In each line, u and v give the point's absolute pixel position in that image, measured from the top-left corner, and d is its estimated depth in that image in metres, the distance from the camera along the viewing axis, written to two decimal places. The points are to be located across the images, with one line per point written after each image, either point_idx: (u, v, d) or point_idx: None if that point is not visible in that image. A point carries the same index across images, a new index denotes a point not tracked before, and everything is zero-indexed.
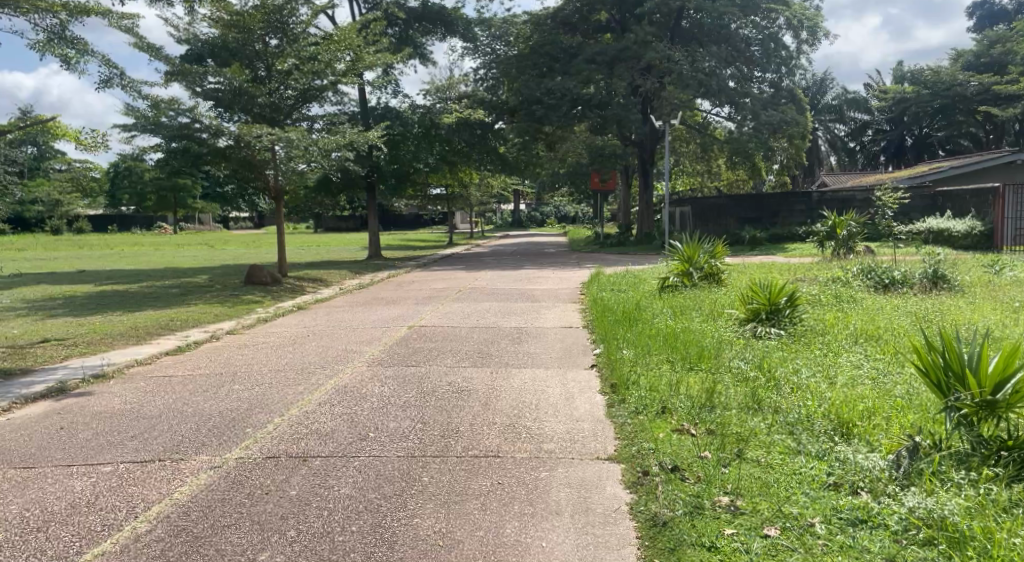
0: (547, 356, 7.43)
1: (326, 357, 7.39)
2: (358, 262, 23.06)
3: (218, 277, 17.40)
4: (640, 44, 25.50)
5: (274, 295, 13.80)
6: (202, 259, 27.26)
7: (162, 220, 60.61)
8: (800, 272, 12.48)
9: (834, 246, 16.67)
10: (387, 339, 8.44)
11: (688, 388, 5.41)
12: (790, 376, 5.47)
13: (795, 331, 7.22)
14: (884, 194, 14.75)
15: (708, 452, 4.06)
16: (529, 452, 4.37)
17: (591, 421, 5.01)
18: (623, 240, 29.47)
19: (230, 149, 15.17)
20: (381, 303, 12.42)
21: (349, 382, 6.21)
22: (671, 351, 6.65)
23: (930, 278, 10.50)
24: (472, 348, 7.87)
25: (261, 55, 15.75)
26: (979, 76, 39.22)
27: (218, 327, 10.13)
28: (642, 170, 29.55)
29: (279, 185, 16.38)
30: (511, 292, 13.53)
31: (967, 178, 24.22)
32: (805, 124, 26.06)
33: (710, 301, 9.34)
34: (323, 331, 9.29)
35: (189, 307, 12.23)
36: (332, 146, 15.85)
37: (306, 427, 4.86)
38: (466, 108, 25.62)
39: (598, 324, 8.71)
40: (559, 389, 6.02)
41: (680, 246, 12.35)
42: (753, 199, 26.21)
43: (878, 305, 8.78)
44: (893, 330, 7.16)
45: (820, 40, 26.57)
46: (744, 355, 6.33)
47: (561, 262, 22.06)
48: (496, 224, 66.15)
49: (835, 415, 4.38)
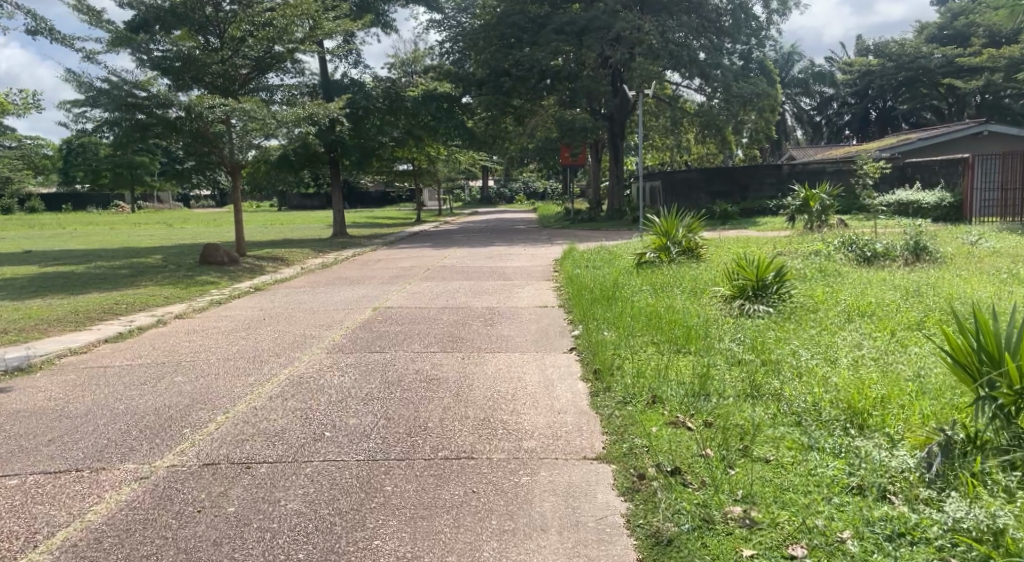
0: (522, 340, 6.89)
1: (281, 344, 6.75)
2: (322, 240, 22.23)
3: (173, 257, 16.48)
4: (609, 13, 24.78)
5: (230, 276, 13.00)
6: (157, 238, 26.14)
7: (121, 199, 58.71)
8: (781, 245, 12.10)
9: (809, 219, 16.38)
10: (350, 322, 7.83)
11: (679, 374, 4.95)
12: (789, 358, 5.04)
13: (784, 308, 6.81)
14: (863, 165, 14.46)
15: (709, 450, 3.60)
16: (506, 452, 3.86)
17: (574, 413, 4.52)
18: (594, 216, 28.99)
19: (181, 120, 14.19)
20: (344, 283, 11.76)
21: (305, 371, 5.62)
22: (656, 333, 6.19)
23: (913, 251, 10.17)
24: (441, 331, 7.32)
25: (212, 21, 14.86)
26: (943, 48, 39.47)
27: (167, 310, 9.42)
28: (611, 143, 29.03)
29: (235, 160, 15.46)
30: (482, 270, 12.95)
31: (934, 151, 24.17)
32: (775, 96, 25.75)
33: (691, 277, 8.90)
34: (280, 315, 8.62)
35: (134, 289, 11.39)
36: (292, 119, 15.01)
37: (252, 427, 4.27)
38: (432, 80, 24.74)
39: (575, 304, 8.21)
40: (537, 376, 5.51)
41: (657, 220, 11.92)
42: (723, 172, 25.89)
43: (864, 280, 8.42)
44: (884, 306, 6.82)
45: (790, 10, 26.10)
46: (734, 334, 5.91)
47: (532, 238, 21.50)
48: (464, 201, 65.21)
49: (846, 403, 3.94)
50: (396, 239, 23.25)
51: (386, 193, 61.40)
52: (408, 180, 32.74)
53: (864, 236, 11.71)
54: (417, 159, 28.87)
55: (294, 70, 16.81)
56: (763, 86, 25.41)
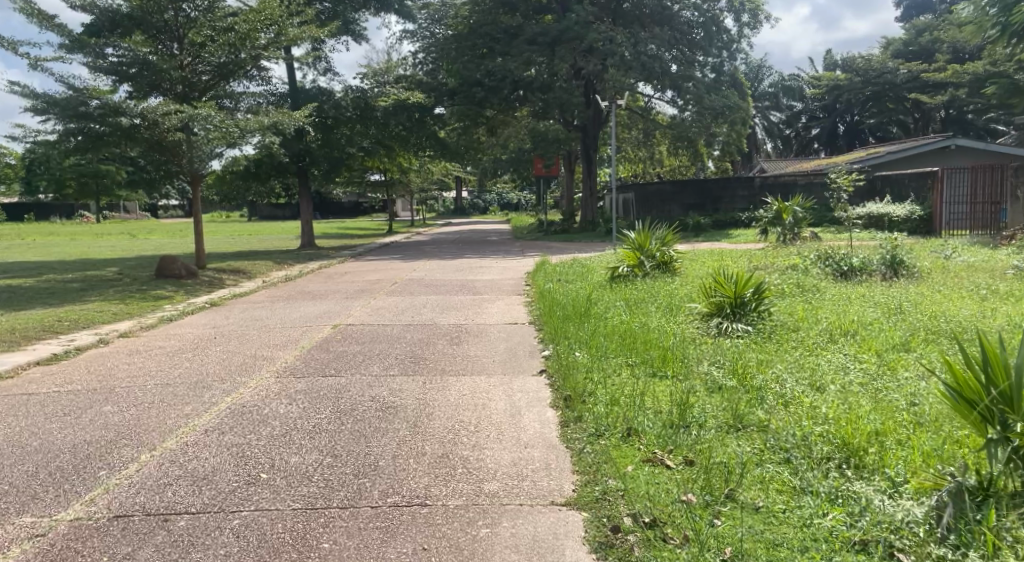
0: (489, 361, 6.45)
1: (228, 368, 6.24)
2: (288, 252, 21.64)
3: (129, 270, 15.82)
4: (582, 24, 24.62)
5: (186, 290, 12.42)
6: (117, 249, 25.30)
7: (84, 209, 57.47)
8: (757, 259, 11.86)
9: (781, 232, 16.23)
10: (306, 342, 7.34)
11: (656, 402, 4.56)
12: (772, 384, 4.68)
13: (763, 327, 6.48)
14: (836, 177, 14.31)
15: (691, 494, 3.20)
16: (464, 498, 3.42)
17: (542, 448, 4.10)
18: (567, 227, 28.71)
19: (135, 128, 13.65)
20: (305, 298, 11.27)
21: (250, 400, 5.13)
22: (629, 355, 5.81)
23: (890, 265, 9.98)
24: (403, 351, 6.86)
25: (170, 26, 14.21)
26: (908, 63, 40.06)
27: (112, 327, 8.83)
28: (584, 155, 28.84)
29: (195, 169, 14.90)
30: (451, 284, 12.52)
31: (903, 164, 24.32)
32: (747, 109, 25.72)
33: (666, 293, 8.55)
34: (233, 334, 8.09)
35: (81, 305, 10.78)
36: (255, 127, 14.43)
37: (179, 469, 3.79)
38: (404, 90, 24.32)
39: (546, 321, 7.82)
40: (503, 404, 5.08)
41: (630, 233, 11.63)
42: (696, 185, 25.78)
43: (844, 295, 8.14)
44: (866, 324, 6.55)
45: (761, 23, 26.13)
46: (714, 357, 5.55)
47: (503, 250, 21.11)
48: (437, 212, 64.81)
49: (839, 439, 3.58)
50: (365, 251, 22.72)
51: (358, 204, 60.73)
52: (380, 190, 32.24)
53: (839, 249, 11.52)
54: (388, 170, 28.38)
55: (258, 76, 16.22)
56: (735, 98, 25.41)
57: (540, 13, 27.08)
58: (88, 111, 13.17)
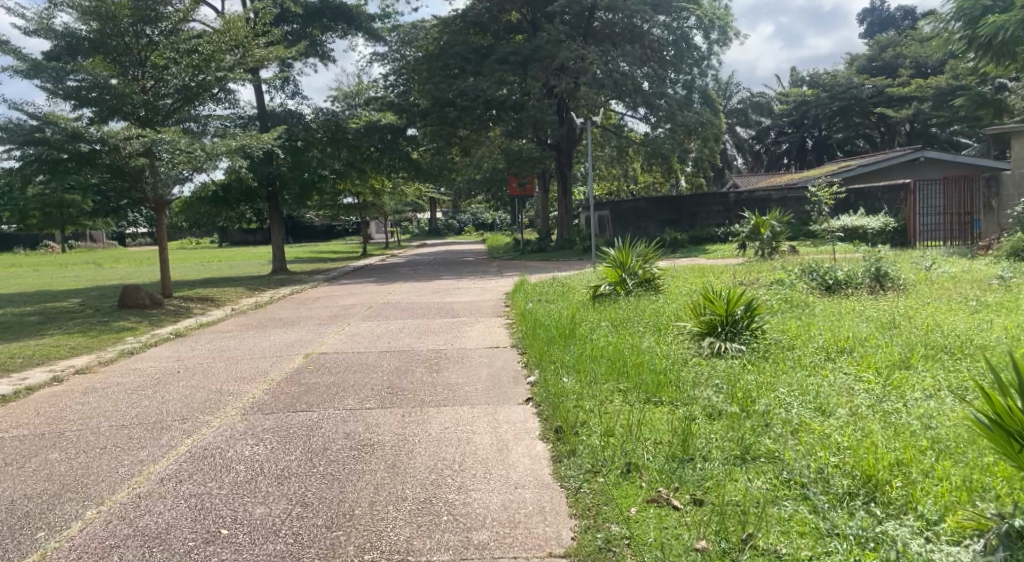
0: (471, 390, 6.06)
1: (190, 406, 5.78)
2: (260, 278, 21.11)
3: (91, 301, 15.21)
4: (553, 43, 24.51)
5: (150, 320, 11.89)
6: (81, 279, 24.50)
7: (50, 238, 56.11)
8: (740, 274, 11.65)
9: (760, 246, 16.15)
10: (275, 374, 6.89)
11: (655, 432, 4.24)
12: (778, 407, 4.38)
13: (758, 346, 6.21)
14: (817, 190, 14.22)
15: (705, 541, 2.88)
16: (451, 552, 3.05)
17: (533, 488, 3.76)
18: (544, 246, 28.48)
19: (95, 153, 13.17)
20: (277, 326, 10.82)
21: (212, 442, 4.71)
22: (620, 381, 5.50)
23: (875, 277, 9.81)
24: (380, 382, 6.45)
25: (132, 49, 13.74)
26: (873, 79, 40.70)
27: (67, 364, 8.30)
28: (559, 173, 28.75)
29: (160, 195, 14.40)
30: (428, 307, 12.13)
31: (874, 176, 24.49)
32: (719, 127, 26.04)
33: (652, 312, 8.28)
34: (198, 367, 7.63)
35: (37, 339, 10.22)
36: (223, 150, 13.99)
37: (129, 526, 3.38)
38: (376, 112, 24.00)
39: (530, 344, 7.47)
40: (488, 437, 4.71)
41: (611, 250, 11.37)
42: (671, 201, 25.70)
43: (836, 310, 7.90)
44: (862, 340, 6.32)
45: (731, 40, 26.25)
46: (712, 379, 5.26)
47: (480, 271, 20.78)
48: (412, 234, 64.38)
49: (861, 472, 3.29)
50: (339, 275, 22.26)
51: (331, 227, 60.10)
52: (353, 213, 31.79)
53: (823, 262, 11.37)
54: (361, 192, 27.98)
55: (225, 99, 15.79)
56: (707, 115, 25.50)
57: (511, 33, 27.03)
58: (46, 136, 12.67)
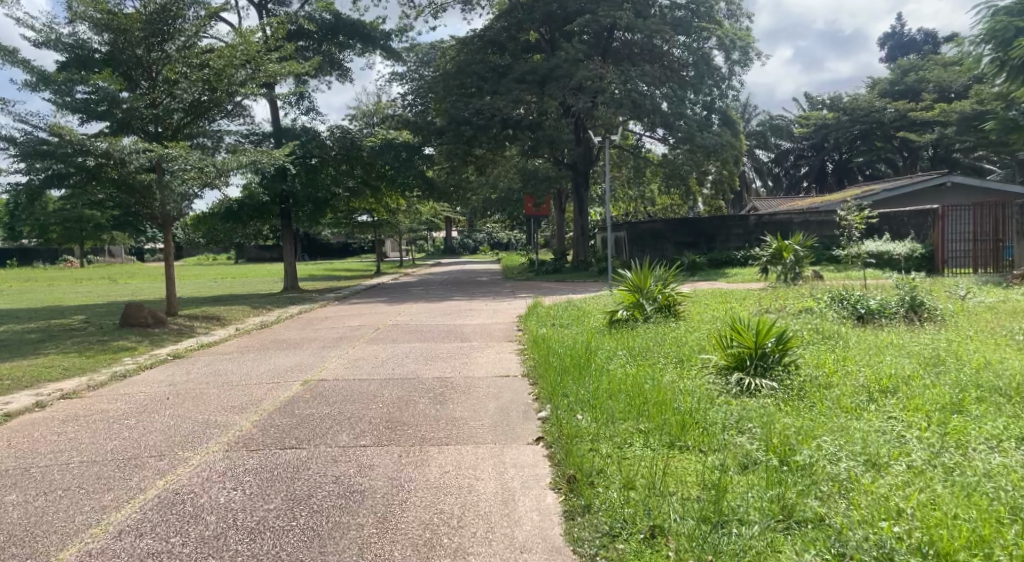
0: (477, 426, 5.55)
1: (170, 440, 5.31)
2: (270, 295, 20.82)
3: (96, 318, 14.91)
4: (570, 62, 24.02)
5: (151, 340, 11.50)
6: (92, 294, 24.35)
7: (70, 252, 56.47)
8: (765, 300, 11.10)
9: (781, 271, 15.53)
10: (268, 404, 6.42)
11: (682, 486, 3.74)
12: (822, 459, 3.85)
13: (791, 383, 5.67)
14: (846, 214, 13.59)
15: None
16: None
17: (540, 555, 3.30)
18: (559, 267, 27.96)
19: (101, 168, 12.85)
20: (280, 347, 10.41)
21: (186, 485, 4.26)
22: (640, 421, 4.98)
23: (909, 307, 9.22)
24: (378, 415, 5.94)
25: (142, 63, 13.51)
26: (895, 103, 39.96)
27: (57, 386, 7.90)
28: (575, 193, 28.32)
29: (166, 213, 14.06)
30: (437, 330, 11.64)
31: (902, 201, 23.80)
32: (739, 147, 25.30)
33: (674, 341, 7.76)
34: (189, 394, 7.16)
35: (30, 360, 9.82)
36: (234, 166, 13.68)
37: None
38: (391, 130, 23.69)
39: (541, 374, 6.99)
40: (493, 484, 4.22)
41: (628, 273, 10.88)
42: (689, 223, 25.13)
43: (873, 343, 7.31)
44: (908, 378, 5.77)
45: (752, 60, 25.78)
46: (744, 422, 4.74)
47: (494, 291, 20.30)
48: (426, 253, 64.12)
49: (933, 550, 2.77)
50: (350, 293, 21.90)
51: (347, 245, 60.02)
52: (368, 231, 31.59)
53: (853, 290, 10.81)
54: (375, 210, 27.69)
55: (238, 115, 15.53)
56: (727, 136, 24.76)
57: (529, 52, 26.74)
58: (51, 148, 12.30)
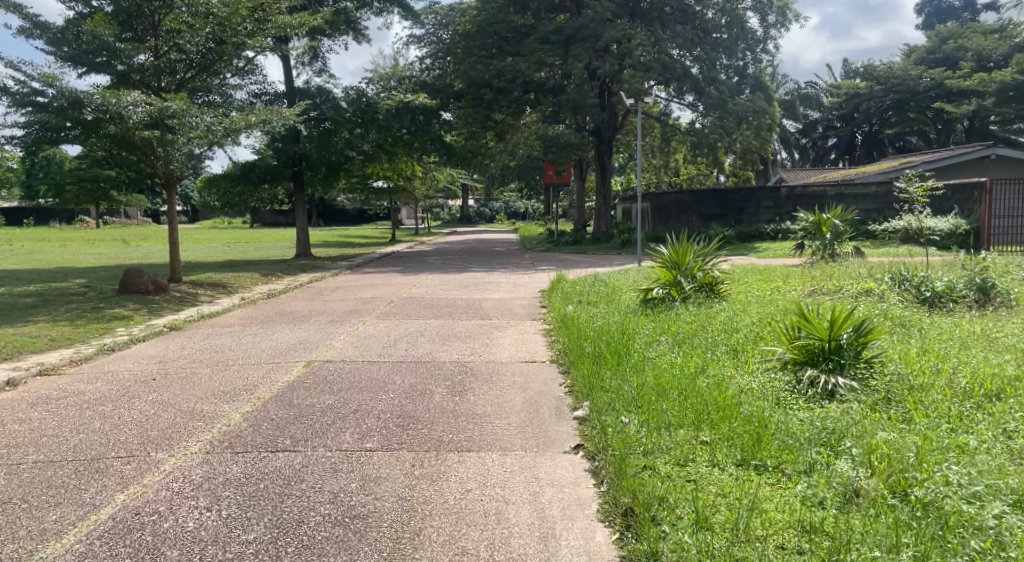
0: (503, 427, 4.71)
1: (147, 436, 4.52)
2: (282, 262, 20.11)
3: (96, 282, 14.18)
4: (597, 22, 22.87)
5: (149, 308, 10.77)
6: (101, 257, 23.65)
7: (85, 214, 55.87)
8: (814, 280, 10.06)
9: (820, 247, 14.43)
10: (265, 391, 5.62)
11: (778, 531, 2.90)
12: (954, 499, 2.98)
13: (877, 385, 4.78)
14: (906, 186, 12.34)
15: None
16: None
17: None
18: (579, 238, 26.99)
19: (99, 122, 11.88)
20: (288, 321, 9.65)
21: (151, 502, 3.46)
22: (701, 429, 4.13)
23: (979, 290, 8.19)
24: (389, 407, 5.15)
25: (145, 12, 12.31)
26: (931, 71, 38.07)
27: (37, 360, 7.15)
28: (597, 161, 27.24)
29: (169, 171, 13.17)
30: (454, 305, 10.76)
31: (947, 173, 22.43)
32: (774, 114, 23.91)
33: (722, 326, 6.85)
34: (179, 374, 6.38)
35: (18, 327, 9.09)
36: (242, 125, 12.72)
37: None
38: (409, 92, 22.53)
39: (574, 361, 6.12)
40: (528, 512, 3.39)
41: (662, 248, 9.89)
42: (716, 194, 23.95)
43: (957, 334, 6.34)
44: (1014, 378, 4.85)
45: (789, 22, 24.38)
46: (834, 435, 3.88)
47: (512, 263, 19.33)
48: (443, 221, 63.26)
49: None
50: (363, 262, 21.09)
51: (363, 211, 59.22)
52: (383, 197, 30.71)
53: (914, 270, 9.75)
54: (390, 176, 26.81)
55: (246, 72, 14.60)
56: (761, 102, 23.47)
57: (552, 12, 25.51)
58: (47, 101, 11.49)
